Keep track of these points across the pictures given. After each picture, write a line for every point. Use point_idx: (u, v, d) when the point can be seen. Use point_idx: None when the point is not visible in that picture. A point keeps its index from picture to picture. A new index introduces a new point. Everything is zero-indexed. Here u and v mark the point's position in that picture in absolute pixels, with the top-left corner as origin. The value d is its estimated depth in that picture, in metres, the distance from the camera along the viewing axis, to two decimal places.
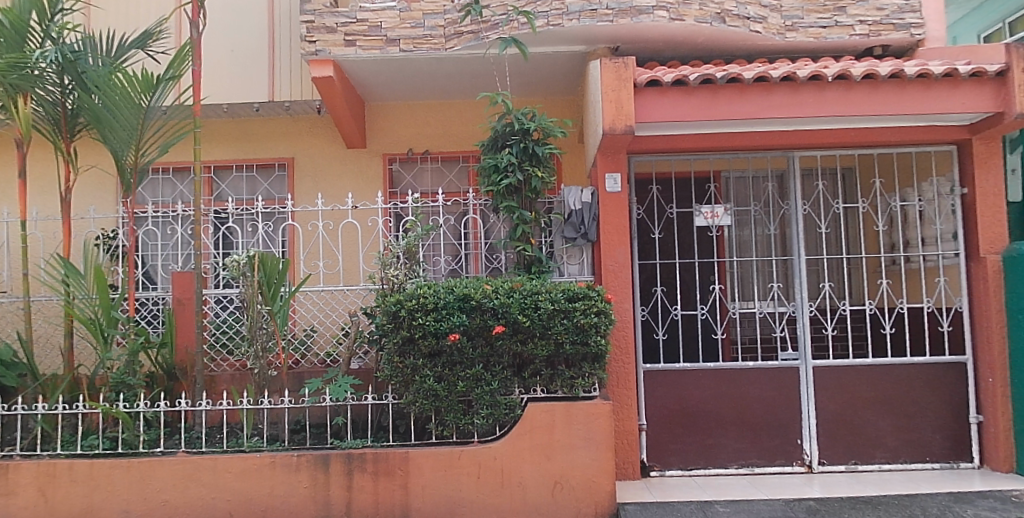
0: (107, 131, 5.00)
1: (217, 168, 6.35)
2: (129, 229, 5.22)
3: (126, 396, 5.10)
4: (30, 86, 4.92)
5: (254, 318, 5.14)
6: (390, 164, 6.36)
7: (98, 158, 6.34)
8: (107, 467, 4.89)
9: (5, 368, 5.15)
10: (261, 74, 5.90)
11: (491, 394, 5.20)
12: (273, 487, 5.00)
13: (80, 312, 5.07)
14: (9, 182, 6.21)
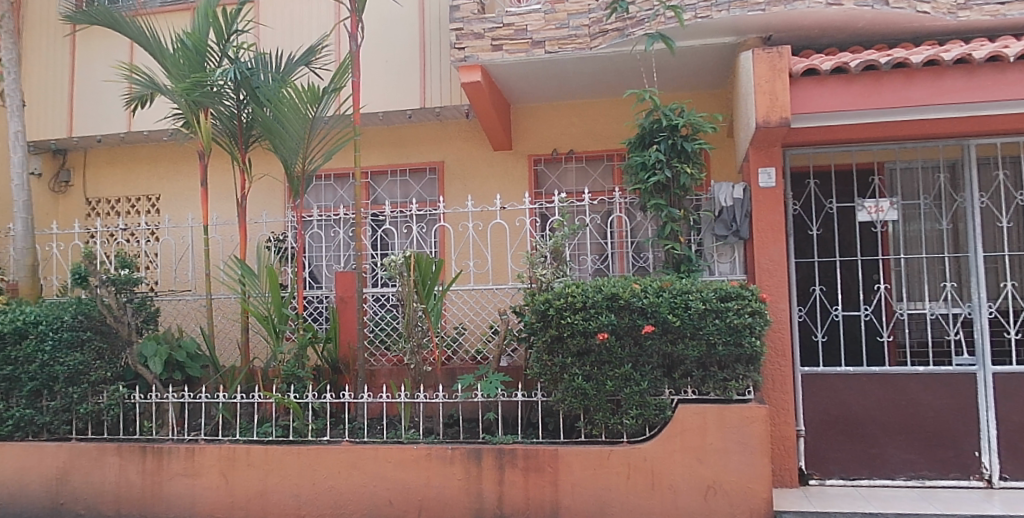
0: (279, 141, 5.40)
1: (374, 174, 6.69)
2: (298, 232, 5.57)
3: (295, 388, 5.39)
4: (210, 102, 5.33)
5: (410, 316, 5.40)
6: (536, 165, 6.45)
7: (269, 167, 6.82)
8: (281, 452, 5.24)
9: (190, 360, 5.56)
10: (413, 82, 6.14)
11: (640, 394, 5.15)
12: (429, 478, 5.20)
13: (255, 308, 5.47)
14: (192, 190, 6.78)
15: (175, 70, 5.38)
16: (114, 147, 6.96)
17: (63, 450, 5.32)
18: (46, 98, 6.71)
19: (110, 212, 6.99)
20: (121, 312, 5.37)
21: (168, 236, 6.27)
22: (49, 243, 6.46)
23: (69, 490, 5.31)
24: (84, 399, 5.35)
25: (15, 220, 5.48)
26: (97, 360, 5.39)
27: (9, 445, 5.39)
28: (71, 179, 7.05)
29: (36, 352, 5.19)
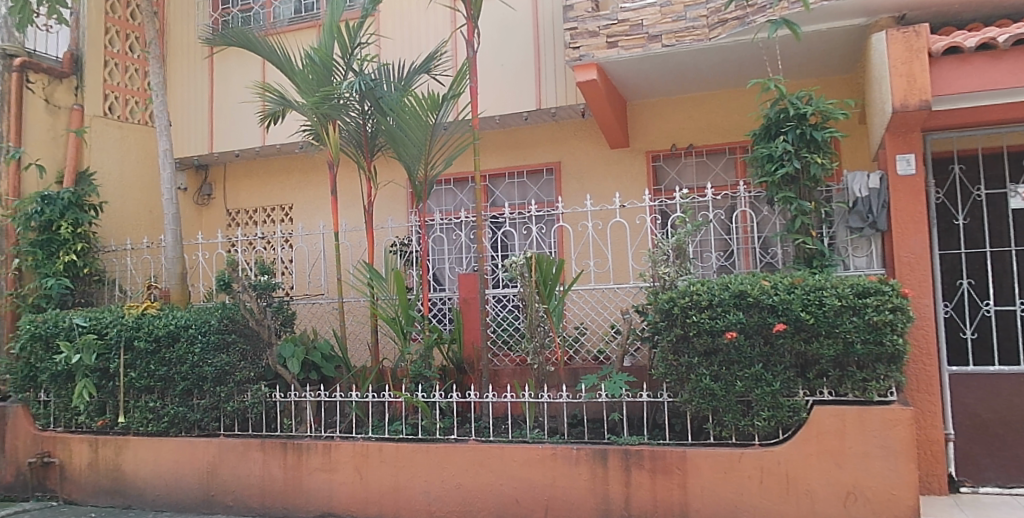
0: (402, 149, 5.58)
1: (492, 177, 6.81)
2: (422, 235, 5.68)
3: (423, 387, 5.52)
4: (338, 114, 5.55)
5: (533, 316, 5.44)
6: (654, 162, 6.37)
7: (395, 175, 7.07)
8: (411, 450, 5.33)
9: (325, 361, 5.81)
10: (529, 84, 6.18)
11: (773, 395, 4.91)
12: (555, 479, 5.18)
13: (384, 311, 5.65)
14: (323, 199, 7.10)
15: (304, 85, 5.53)
16: (250, 161, 7.39)
17: (213, 446, 5.50)
18: (189, 117, 7.21)
19: (248, 222, 7.42)
20: (262, 316, 5.55)
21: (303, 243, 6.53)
22: (195, 253, 6.86)
23: (219, 482, 5.47)
24: (231, 398, 5.53)
25: (166, 231, 5.74)
26: (242, 361, 5.55)
27: (166, 441, 5.56)
28: (213, 193, 7.54)
29: (188, 354, 5.46)
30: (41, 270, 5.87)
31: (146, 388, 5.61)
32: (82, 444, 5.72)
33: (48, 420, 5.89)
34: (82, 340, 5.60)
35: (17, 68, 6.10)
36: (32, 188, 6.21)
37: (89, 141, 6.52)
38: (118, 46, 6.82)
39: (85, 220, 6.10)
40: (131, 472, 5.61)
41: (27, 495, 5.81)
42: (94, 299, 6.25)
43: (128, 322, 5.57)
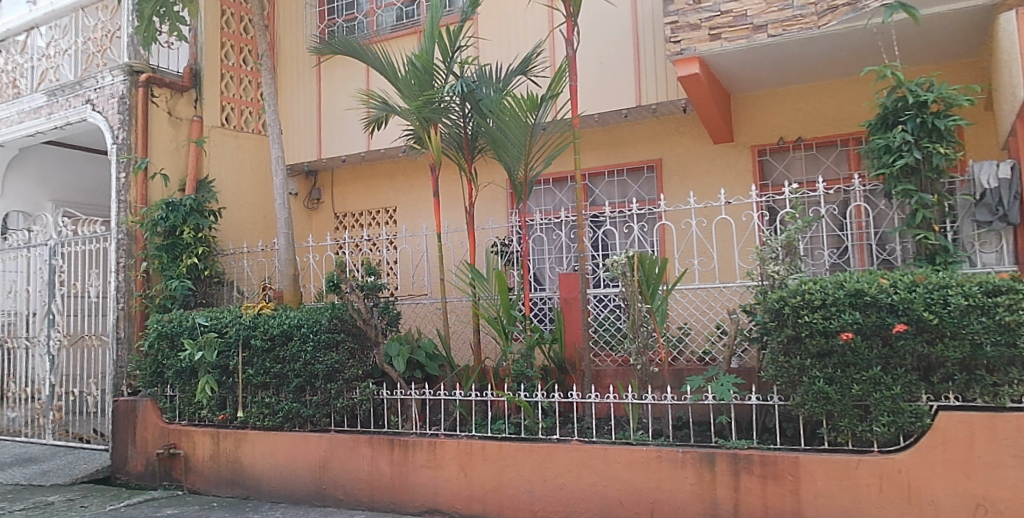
0: (503, 150, 5.60)
1: (591, 176, 6.82)
2: (524, 235, 5.70)
3: (526, 386, 5.54)
4: (438, 117, 5.61)
5: (636, 316, 5.37)
6: (760, 156, 6.20)
7: (496, 176, 7.15)
8: (514, 450, 5.30)
9: (429, 359, 5.88)
10: (628, 81, 6.12)
11: (893, 400, 4.50)
12: (660, 481, 4.96)
13: (485, 311, 5.71)
14: (427, 201, 7.23)
15: (406, 90, 5.62)
16: (356, 166, 7.65)
17: (325, 440, 5.66)
18: (298, 125, 7.53)
19: (355, 225, 7.65)
20: (369, 316, 5.71)
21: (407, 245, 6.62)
22: (306, 254, 7.06)
23: (330, 476, 5.62)
24: (340, 395, 5.68)
25: (278, 235, 5.97)
26: (351, 359, 5.72)
27: (281, 435, 5.77)
28: (322, 197, 7.85)
29: (300, 352, 5.64)
30: (167, 273, 6.22)
31: (262, 385, 5.85)
32: (204, 437, 6.00)
33: (174, 413, 6.22)
34: (203, 338, 5.89)
35: (142, 84, 6.45)
36: (157, 196, 6.54)
37: (209, 150, 6.89)
38: (233, 60, 7.20)
39: (205, 225, 6.45)
40: (249, 463, 5.84)
41: (155, 484, 6.15)
42: (214, 299, 6.58)
43: (245, 321, 5.85)
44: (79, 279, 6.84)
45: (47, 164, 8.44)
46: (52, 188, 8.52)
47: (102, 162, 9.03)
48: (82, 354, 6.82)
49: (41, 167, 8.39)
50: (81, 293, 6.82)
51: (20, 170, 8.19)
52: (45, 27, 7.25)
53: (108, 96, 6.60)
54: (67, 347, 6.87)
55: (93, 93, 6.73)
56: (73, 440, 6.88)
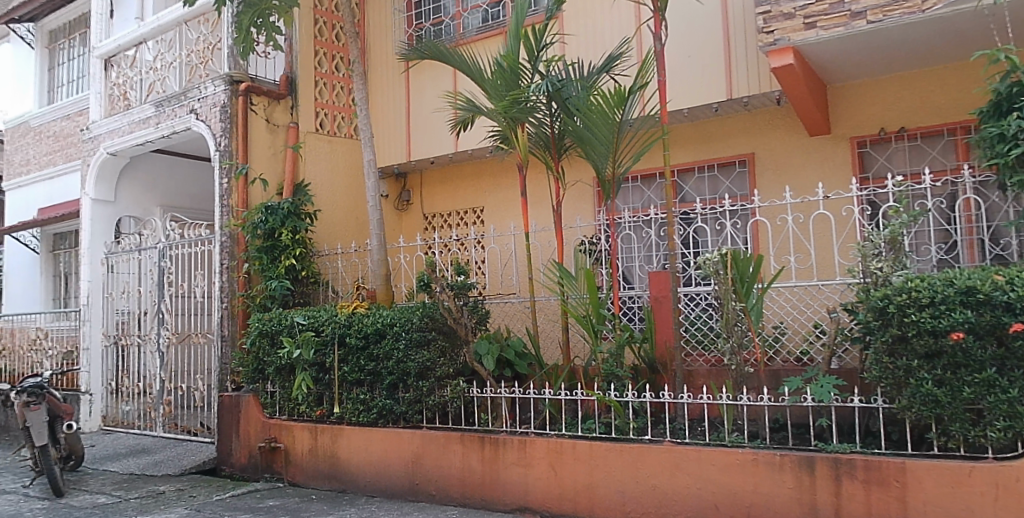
0: (590, 149, 5.58)
1: (680, 172, 6.75)
2: (612, 235, 5.70)
3: (616, 386, 5.49)
4: (526, 116, 5.62)
5: (730, 315, 5.25)
6: (860, 148, 5.95)
7: (583, 174, 7.12)
8: (605, 449, 5.25)
9: (519, 358, 5.90)
10: (718, 74, 6.01)
11: (1010, 404, 4.13)
12: (757, 484, 4.76)
13: (575, 310, 5.73)
14: (515, 200, 7.26)
15: (493, 91, 5.65)
16: (444, 167, 7.77)
17: (417, 437, 5.75)
18: (387, 128, 7.73)
19: (443, 225, 7.79)
20: (458, 314, 5.79)
21: (495, 244, 6.67)
22: (397, 255, 7.21)
23: (423, 471, 5.71)
24: (432, 392, 5.77)
25: (371, 236, 6.14)
26: (441, 357, 5.81)
27: (375, 430, 5.90)
28: (411, 198, 8.02)
29: (392, 351, 5.76)
30: (267, 273, 6.47)
31: (357, 382, 6.03)
32: (302, 431, 6.22)
33: (274, 408, 6.49)
34: (302, 337, 6.11)
35: (242, 93, 6.75)
36: (257, 200, 6.82)
37: (304, 155, 7.14)
38: (326, 67, 7.44)
39: (301, 228, 6.67)
40: (345, 458, 6.01)
41: (257, 476, 6.41)
42: (311, 299, 6.80)
43: (340, 320, 6.03)
44: (185, 280, 7.21)
45: (155, 171, 8.96)
46: (160, 194, 9.03)
47: (204, 169, 9.51)
48: (189, 351, 7.20)
49: (150, 174, 8.93)
50: (187, 293, 7.19)
51: (131, 177, 8.72)
52: (152, 41, 7.73)
53: (210, 105, 6.94)
54: (175, 344, 7.28)
55: (197, 103, 7.08)
56: (182, 432, 7.26)
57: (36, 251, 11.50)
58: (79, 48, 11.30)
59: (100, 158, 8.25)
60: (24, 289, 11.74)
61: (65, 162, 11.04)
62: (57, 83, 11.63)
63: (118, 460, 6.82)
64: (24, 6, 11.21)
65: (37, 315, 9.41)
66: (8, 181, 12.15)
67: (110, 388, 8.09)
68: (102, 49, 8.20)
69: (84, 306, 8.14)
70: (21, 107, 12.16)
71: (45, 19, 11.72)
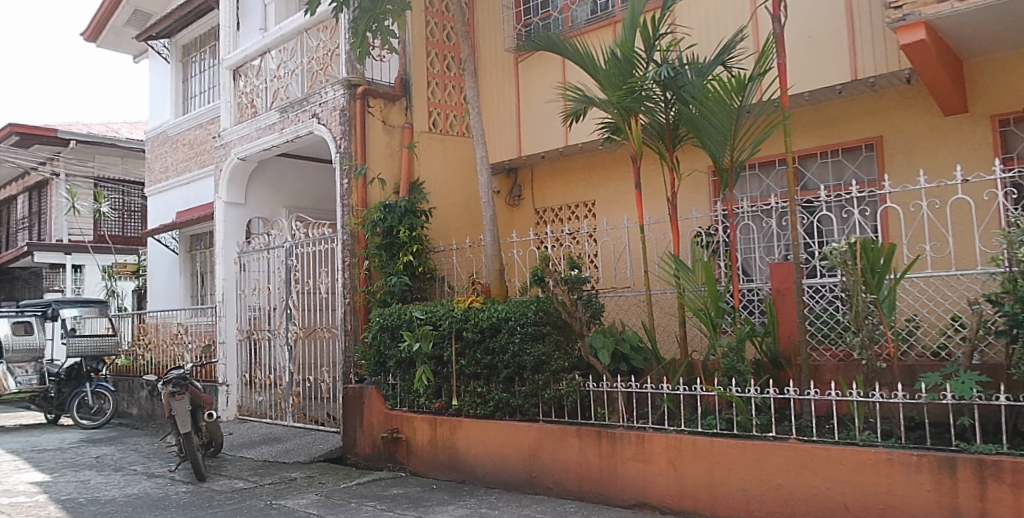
0: (707, 138, 5.45)
1: (802, 158, 6.59)
2: (731, 226, 5.57)
3: (737, 381, 5.32)
4: (640, 106, 5.56)
5: (859, 307, 4.97)
6: (1002, 127, 5.55)
7: (699, 163, 7.07)
8: (726, 446, 4.97)
9: (635, 352, 5.85)
10: (841, 55, 5.81)
11: None
12: (892, 486, 4.33)
13: (692, 302, 5.61)
14: (627, 193, 7.22)
15: (607, 81, 5.63)
16: (555, 162, 7.86)
17: (534, 430, 5.78)
18: (498, 124, 7.88)
19: (554, 219, 7.87)
20: (573, 308, 5.78)
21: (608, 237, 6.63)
22: (510, 250, 7.29)
23: (540, 464, 5.73)
24: (548, 386, 5.77)
25: (485, 232, 6.26)
26: (556, 351, 5.78)
27: (492, 423, 5.99)
28: (522, 194, 8.14)
29: (508, 344, 5.84)
30: (386, 270, 6.70)
31: (474, 376, 6.15)
32: (422, 422, 6.39)
33: (395, 400, 6.68)
34: (421, 331, 6.32)
35: (359, 96, 7.01)
36: (376, 199, 7.06)
37: (419, 154, 7.34)
38: (438, 67, 7.64)
39: (418, 225, 6.84)
40: (464, 449, 6.13)
41: (380, 465, 6.64)
42: (428, 294, 6.97)
43: (457, 314, 6.17)
44: (310, 276, 7.55)
45: (280, 175, 9.38)
46: (285, 196, 9.45)
47: (325, 171, 9.88)
48: (315, 345, 7.54)
49: (278, 177, 9.39)
50: (312, 289, 7.53)
51: (259, 181, 9.20)
52: (276, 51, 8.16)
53: (331, 109, 7.24)
54: (302, 338, 7.65)
55: (318, 107, 7.41)
56: (310, 422, 7.62)
57: (174, 251, 12.38)
58: (209, 60, 12.05)
59: (231, 164, 8.78)
60: (166, 287, 12.68)
61: (199, 168, 11.82)
62: (190, 94, 12.48)
63: (253, 448, 7.27)
64: (161, 23, 12.08)
65: (177, 311, 10.14)
66: (150, 187, 13.14)
67: (244, 379, 8.60)
68: (231, 60, 8.75)
69: (219, 303, 8.69)
70: (160, 118, 13.12)
71: (179, 34, 12.59)
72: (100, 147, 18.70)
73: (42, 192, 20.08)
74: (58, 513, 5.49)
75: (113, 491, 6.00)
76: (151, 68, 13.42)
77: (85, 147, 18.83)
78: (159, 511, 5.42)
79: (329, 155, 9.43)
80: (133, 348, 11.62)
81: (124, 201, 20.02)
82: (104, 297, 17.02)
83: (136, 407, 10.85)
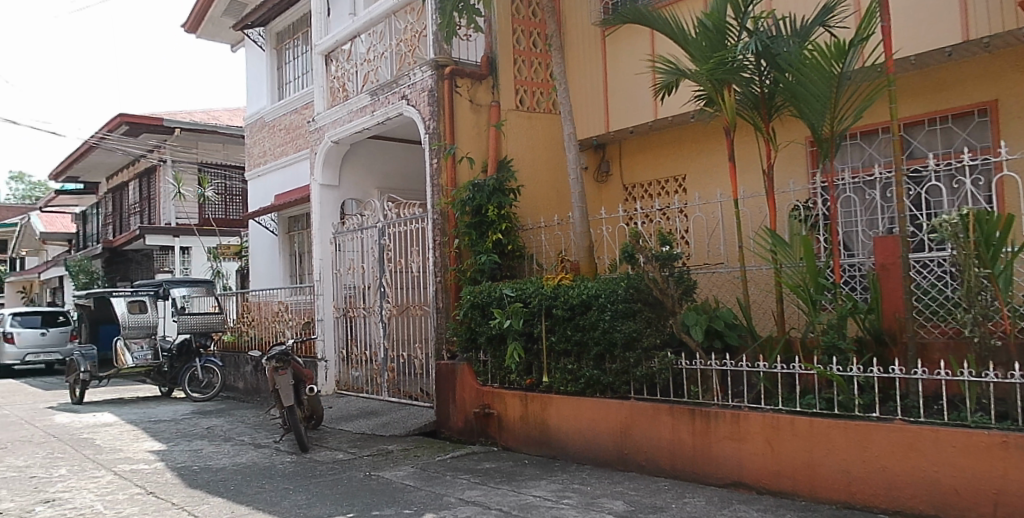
0: (804, 107, 5.21)
1: (907, 125, 6.30)
2: (832, 198, 5.34)
3: (838, 359, 5.16)
4: (733, 76, 5.39)
5: (972, 283, 4.70)
6: None
7: (797, 134, 6.84)
8: (826, 426, 4.71)
9: (729, 329, 5.73)
10: (951, 14, 5.47)
11: None
12: (1006, 470, 3.97)
13: (789, 279, 5.46)
14: (722, 167, 7.09)
15: (698, 53, 5.49)
16: (644, 137, 7.81)
17: (625, 407, 5.73)
18: (586, 101, 7.85)
19: (644, 195, 7.86)
20: (665, 285, 5.68)
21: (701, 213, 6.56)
22: (599, 227, 7.26)
23: (632, 441, 5.67)
24: (639, 363, 5.72)
25: (573, 209, 6.27)
26: (648, 328, 5.72)
27: (582, 400, 6.00)
28: (610, 170, 8.15)
29: (599, 321, 5.81)
30: (477, 248, 6.82)
31: (564, 353, 6.20)
32: (514, 398, 6.49)
33: (487, 376, 6.83)
34: (511, 308, 6.40)
35: (447, 76, 7.11)
36: (464, 178, 7.17)
37: (507, 132, 7.39)
38: (524, 44, 7.64)
39: (507, 203, 6.89)
40: (556, 425, 6.17)
41: (473, 439, 6.78)
42: (517, 272, 7.03)
43: (547, 292, 6.21)
44: (403, 255, 7.73)
45: (372, 156, 9.60)
46: (377, 178, 9.68)
47: (415, 151, 10.06)
48: (409, 322, 7.75)
49: (369, 160, 9.63)
50: (404, 268, 7.73)
51: (352, 163, 9.47)
52: (365, 35, 8.36)
53: (419, 90, 7.38)
54: (396, 316, 7.88)
55: (407, 89, 7.56)
56: (404, 397, 7.86)
57: (273, 233, 12.91)
58: (302, 47, 12.43)
59: (325, 147, 9.06)
60: (266, 267, 13.28)
61: (295, 152, 12.26)
62: (285, 81, 12.94)
63: (351, 421, 7.57)
64: (257, 12, 12.52)
65: (277, 290, 10.63)
66: (249, 172, 13.74)
67: (340, 355, 8.92)
68: (323, 46, 9.02)
69: (318, 281, 9.04)
70: (257, 105, 13.67)
71: (274, 23, 13.00)
72: (201, 134, 19.65)
73: (150, 179, 21.35)
74: (175, 479, 5.88)
75: (224, 459, 6.36)
76: (248, 56, 13.96)
77: (188, 135, 19.87)
78: (265, 480, 5.72)
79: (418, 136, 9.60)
80: (238, 325, 12.27)
81: (228, 185, 20.50)
82: (211, 278, 17.28)
83: (242, 381, 11.47)
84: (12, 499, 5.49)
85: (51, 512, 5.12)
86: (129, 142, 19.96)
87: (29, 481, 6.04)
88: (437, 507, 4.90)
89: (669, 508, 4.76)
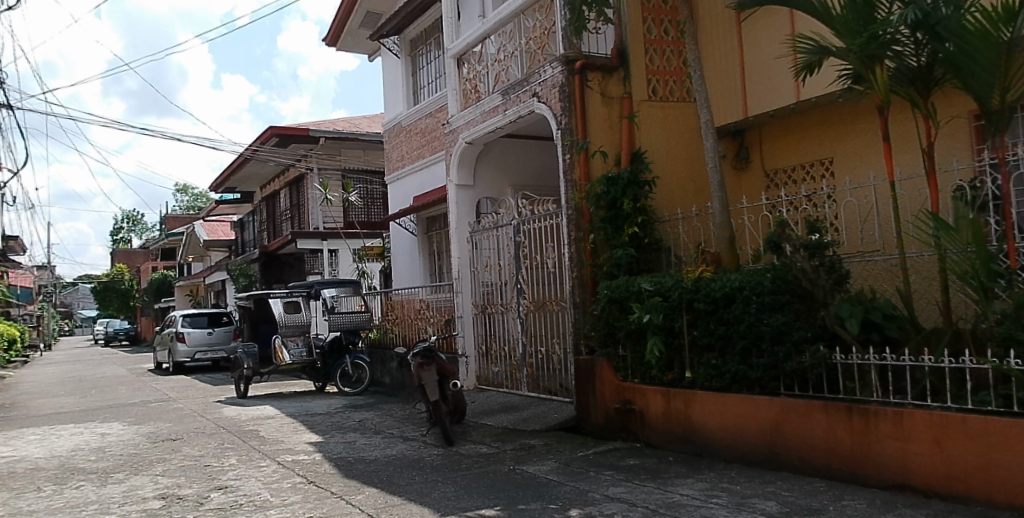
0: (969, 78, 4.76)
1: None
2: (1005, 174, 4.82)
3: (1017, 352, 4.56)
4: (886, 50, 5.00)
5: None
6: None
7: (959, 108, 6.29)
8: (1004, 426, 4.19)
9: (888, 320, 5.35)
10: None
11: None
12: None
13: (956, 265, 4.95)
14: (873, 148, 6.65)
15: (845, 28, 5.16)
16: (786, 121, 7.48)
17: (775, 403, 5.49)
18: (721, 87, 7.61)
19: (787, 182, 7.54)
20: (815, 275, 5.38)
21: (853, 198, 6.20)
22: (740, 217, 7.02)
23: (784, 440, 5.43)
24: (789, 358, 5.44)
25: (713, 198, 6.11)
26: (798, 321, 5.43)
27: (728, 395, 5.82)
28: (750, 156, 7.89)
29: (744, 314, 5.61)
30: (613, 242, 6.76)
31: (708, 347, 6.04)
32: (655, 394, 6.41)
33: (627, 372, 6.78)
34: (651, 302, 6.32)
35: (578, 70, 7.13)
36: (598, 172, 7.15)
37: (639, 124, 7.25)
38: (654, 33, 7.49)
39: (642, 196, 6.82)
40: (700, 421, 6.03)
41: (616, 435, 6.77)
42: (655, 265, 6.93)
43: (687, 286, 6.09)
44: (540, 252, 7.84)
45: (504, 155, 9.76)
46: (510, 176, 9.83)
47: (547, 148, 10.15)
48: (546, 317, 7.83)
49: (501, 158, 9.77)
50: (541, 263, 7.84)
51: (487, 163, 9.66)
52: (495, 36, 8.54)
53: (550, 86, 7.43)
54: (533, 311, 7.98)
55: (538, 86, 7.63)
56: (544, 392, 7.99)
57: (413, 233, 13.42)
58: (434, 52, 12.81)
59: (460, 147, 9.34)
60: (406, 266, 13.86)
61: (430, 154, 12.69)
62: (420, 86, 13.39)
63: (493, 415, 7.77)
64: (391, 22, 13.09)
65: (419, 288, 11.10)
66: (388, 175, 14.35)
67: (480, 351, 9.16)
68: (454, 49, 9.29)
69: (455, 279, 9.30)
70: (394, 110, 14.24)
71: (407, 31, 13.50)
72: (342, 142, 20.86)
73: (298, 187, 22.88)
74: (332, 469, 6.24)
75: (375, 451, 6.69)
76: (385, 64, 14.57)
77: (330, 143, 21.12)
78: (415, 471, 5.96)
79: (549, 131, 9.66)
80: (383, 323, 12.89)
81: (370, 190, 21.90)
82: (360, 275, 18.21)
83: (388, 376, 12.05)
84: (193, 485, 6.04)
85: (226, 497, 5.58)
86: (281, 154, 21.39)
87: (205, 469, 6.62)
88: (583, 503, 4.91)
89: (827, 511, 4.50)
